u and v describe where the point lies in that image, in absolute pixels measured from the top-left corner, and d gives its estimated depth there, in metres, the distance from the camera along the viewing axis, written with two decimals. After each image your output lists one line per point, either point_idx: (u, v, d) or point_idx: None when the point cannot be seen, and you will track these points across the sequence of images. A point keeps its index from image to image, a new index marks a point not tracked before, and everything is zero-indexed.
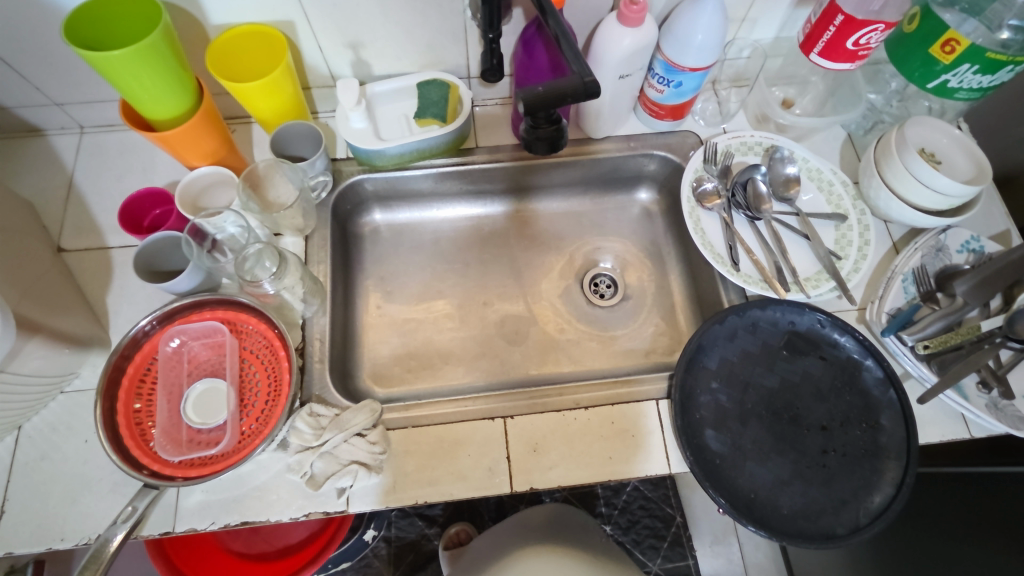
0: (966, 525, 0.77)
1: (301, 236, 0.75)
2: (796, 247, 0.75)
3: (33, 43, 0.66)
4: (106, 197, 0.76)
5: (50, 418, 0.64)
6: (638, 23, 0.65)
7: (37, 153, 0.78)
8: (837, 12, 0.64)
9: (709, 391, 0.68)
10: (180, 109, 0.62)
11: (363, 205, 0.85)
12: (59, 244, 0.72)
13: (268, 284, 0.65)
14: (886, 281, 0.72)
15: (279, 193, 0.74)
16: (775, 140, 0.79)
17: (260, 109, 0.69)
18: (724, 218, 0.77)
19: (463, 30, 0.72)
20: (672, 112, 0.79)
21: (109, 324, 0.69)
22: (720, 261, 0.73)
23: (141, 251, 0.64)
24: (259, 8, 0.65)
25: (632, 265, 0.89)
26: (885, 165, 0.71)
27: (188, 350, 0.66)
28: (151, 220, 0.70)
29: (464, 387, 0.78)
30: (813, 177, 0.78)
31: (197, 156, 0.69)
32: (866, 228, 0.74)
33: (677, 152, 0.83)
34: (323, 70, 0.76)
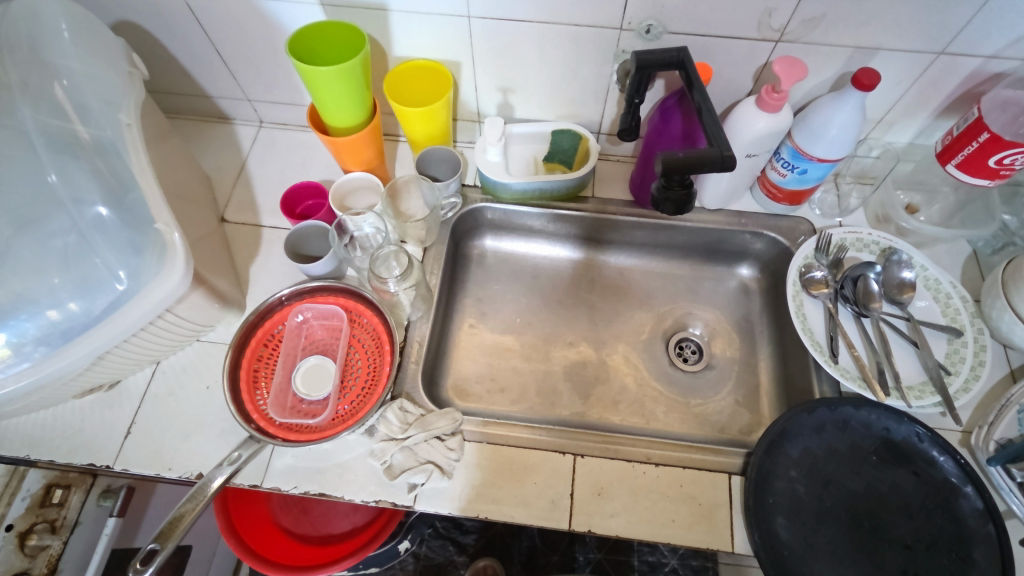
0: None
1: (421, 247, 0.82)
2: (901, 352, 0.73)
3: (250, 50, 0.79)
4: (267, 183, 0.87)
5: (183, 361, 0.73)
6: (776, 110, 0.68)
7: (221, 137, 0.92)
8: (982, 129, 0.64)
9: (787, 479, 0.66)
10: (354, 121, 0.72)
11: (477, 230, 0.92)
12: (222, 215, 0.84)
13: (394, 283, 0.72)
14: (998, 409, 0.68)
15: (411, 207, 0.83)
16: (893, 242, 0.79)
17: (414, 132, 0.78)
18: (828, 308, 0.76)
19: (605, 91, 0.79)
20: (790, 197, 0.81)
21: (247, 291, 0.78)
22: (817, 349, 0.73)
23: (293, 234, 0.73)
24: (435, 47, 0.75)
25: (721, 337, 0.89)
26: (1013, 289, 0.69)
27: (307, 327, 0.74)
28: (303, 209, 0.79)
29: (536, 418, 0.81)
30: (929, 286, 0.76)
31: (354, 162, 0.78)
32: (982, 348, 0.71)
33: (788, 236, 0.84)
34: (472, 107, 0.85)
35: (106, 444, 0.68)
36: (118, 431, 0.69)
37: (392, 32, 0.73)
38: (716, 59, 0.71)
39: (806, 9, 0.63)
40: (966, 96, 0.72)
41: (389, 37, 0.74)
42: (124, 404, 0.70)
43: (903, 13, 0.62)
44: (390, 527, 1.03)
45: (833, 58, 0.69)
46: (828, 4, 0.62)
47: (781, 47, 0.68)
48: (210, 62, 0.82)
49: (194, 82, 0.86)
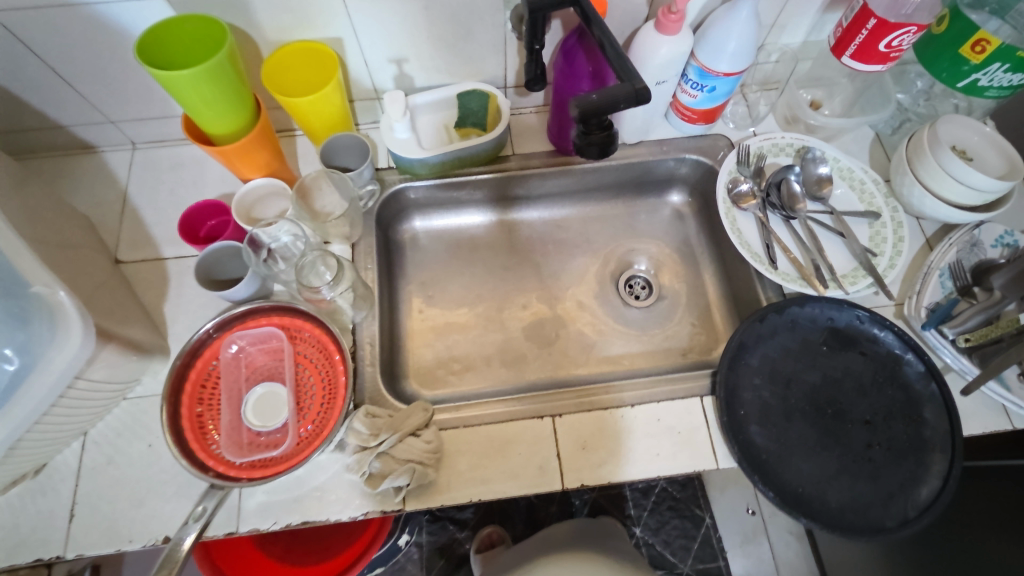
0: (994, 511, 0.80)
1: (348, 244, 0.77)
2: (832, 245, 0.76)
3: (94, 64, 0.69)
4: (160, 210, 0.79)
5: (114, 424, 0.66)
6: (676, 31, 0.67)
7: (91, 169, 0.81)
8: (869, 16, 0.65)
9: (753, 387, 0.69)
10: (238, 124, 0.64)
11: (403, 213, 0.87)
12: (116, 256, 0.75)
13: (328, 290, 0.68)
14: (923, 276, 0.73)
15: (324, 203, 0.77)
16: (806, 141, 0.81)
17: (310, 124, 0.72)
18: (759, 218, 0.77)
19: (502, 42, 0.75)
20: (704, 116, 0.81)
21: (167, 333, 0.71)
22: (758, 260, 0.74)
23: (201, 260, 0.66)
24: (309, 24, 0.68)
25: (667, 266, 0.90)
26: (918, 162, 0.73)
27: (245, 355, 0.68)
28: (207, 231, 0.72)
29: (506, 388, 0.80)
30: (844, 176, 0.79)
31: (252, 169, 0.71)
32: (899, 224, 0.76)
33: (709, 155, 0.85)
34: (366, 84, 0.79)
35: (49, 534, 0.61)
36: (60, 516, 0.62)
37: (255, 15, 0.65)
38: None
39: None
40: None
41: (253, 22, 0.66)
42: (58, 486, 0.63)
43: None
44: (384, 533, 1.01)
45: None
46: None
47: None
48: (50, 86, 0.71)
49: (38, 113, 0.75)
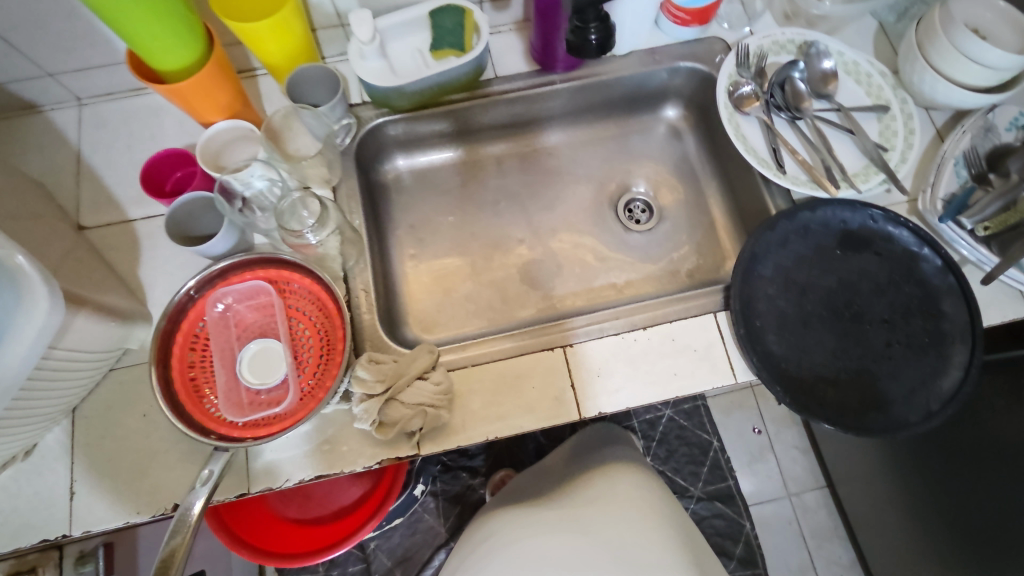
0: None
1: (329, 188, 0.72)
2: (842, 143, 0.72)
3: (17, 4, 0.61)
4: (118, 169, 0.72)
5: (104, 397, 0.63)
6: None
7: (35, 131, 0.74)
8: None
9: (767, 298, 0.67)
10: (190, 58, 0.58)
11: (384, 153, 0.81)
12: (78, 222, 0.70)
13: (312, 235, 0.64)
14: (936, 167, 0.69)
15: (298, 145, 0.70)
16: (808, 35, 0.75)
17: (268, 54, 0.65)
18: (764, 121, 0.73)
19: None
20: (698, 18, 0.75)
21: (147, 298, 0.67)
22: (765, 166, 0.70)
23: (170, 215, 0.61)
24: None
25: (666, 185, 0.86)
26: (930, 45, 0.69)
27: (233, 313, 0.64)
28: (173, 184, 0.66)
29: (511, 326, 0.77)
30: (850, 70, 0.75)
31: (211, 111, 0.65)
32: (909, 117, 0.71)
33: (705, 61, 0.79)
34: (328, 9, 0.71)
35: (52, 514, 0.59)
36: (61, 495, 0.59)
37: None
38: None
39: None
40: None
41: None
42: (53, 465, 0.60)
43: None
44: (397, 488, 0.99)
45: None
46: None
47: None
48: None
49: None
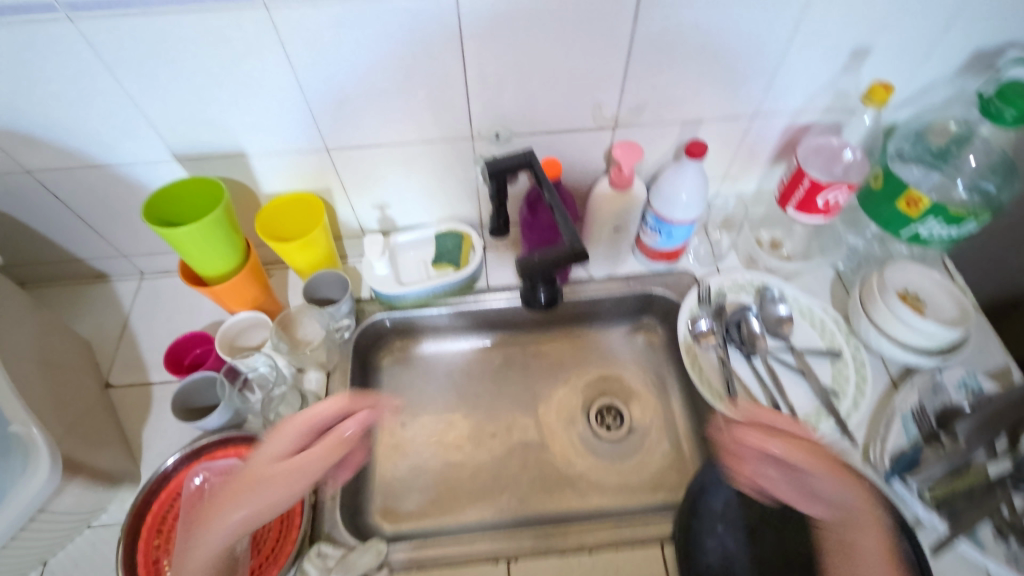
0: None
1: (323, 371, 0.80)
2: (795, 385, 0.77)
3: (110, 211, 0.78)
4: (155, 337, 0.85)
5: (73, 553, 0.67)
6: (627, 187, 0.74)
7: (100, 297, 0.89)
8: (804, 175, 0.72)
9: (714, 535, 0.68)
10: (227, 267, 0.71)
11: (383, 339, 0.91)
12: (108, 380, 0.80)
13: (290, 427, 0.73)
14: (886, 422, 0.72)
15: (306, 332, 0.82)
16: (766, 279, 0.85)
17: (296, 261, 0.79)
18: (720, 355, 0.78)
19: (475, 191, 0.83)
20: (666, 254, 0.86)
21: (141, 459, 0.74)
22: (719, 400, 0.75)
23: (179, 390, 0.71)
24: (302, 179, 0.76)
25: (639, 399, 0.89)
26: (871, 306, 0.77)
27: (207, 485, 0.69)
28: (191, 358, 0.77)
29: (471, 523, 0.79)
30: (804, 314, 0.82)
31: (238, 302, 0.77)
32: (862, 364, 0.78)
33: (675, 290, 0.88)
34: (353, 224, 0.86)
35: None
36: None
37: (257, 173, 0.74)
38: (565, 151, 0.77)
39: (628, 99, 0.69)
40: (790, 146, 0.80)
41: (255, 178, 0.75)
42: None
43: (711, 86, 0.69)
44: None
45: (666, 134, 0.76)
46: (648, 91, 0.69)
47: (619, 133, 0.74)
48: (72, 228, 0.80)
49: (60, 249, 0.84)
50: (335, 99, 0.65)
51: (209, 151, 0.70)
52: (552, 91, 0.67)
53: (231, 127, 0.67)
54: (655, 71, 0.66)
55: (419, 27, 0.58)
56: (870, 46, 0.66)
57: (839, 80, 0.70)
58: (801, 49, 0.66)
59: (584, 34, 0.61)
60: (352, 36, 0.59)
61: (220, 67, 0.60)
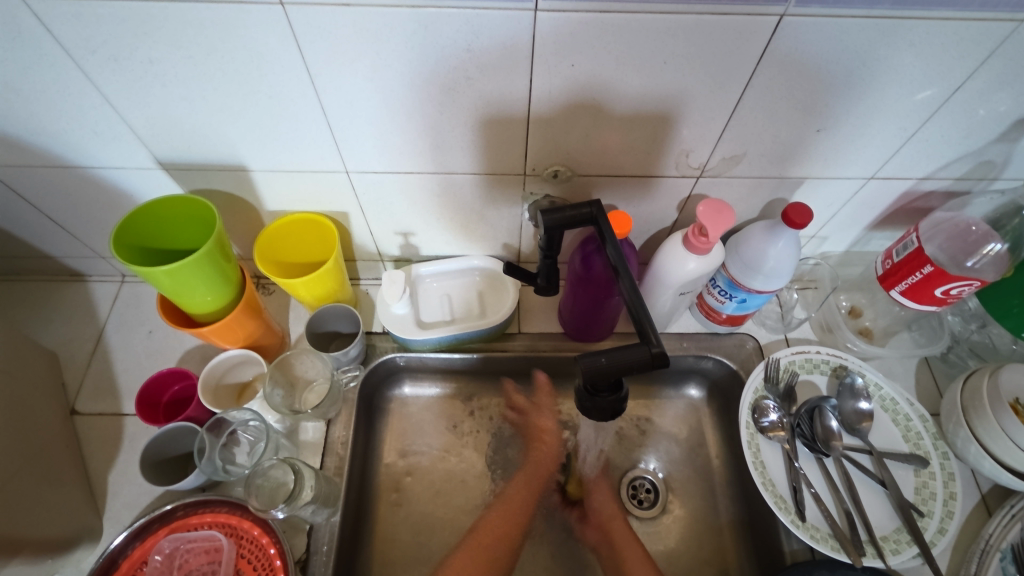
0: None
1: (324, 421, 0.69)
2: (869, 495, 0.66)
3: (88, 213, 0.66)
4: (131, 357, 0.73)
5: None
6: (705, 251, 0.60)
7: (72, 300, 0.77)
8: (925, 261, 0.59)
9: None
10: (219, 304, 0.59)
11: (393, 377, 0.77)
12: (74, 406, 0.70)
13: (281, 511, 0.56)
14: (978, 555, 0.62)
15: (307, 371, 0.70)
16: (844, 359, 0.73)
17: (301, 294, 0.67)
18: (786, 450, 0.68)
19: (517, 227, 0.70)
20: (731, 320, 0.74)
21: (105, 509, 0.64)
22: (783, 508, 0.64)
23: (152, 442, 0.60)
24: (316, 199, 0.63)
25: (679, 489, 0.75)
26: (974, 414, 0.64)
27: (178, 558, 0.59)
28: (169, 397, 0.66)
29: None
30: (886, 407, 0.70)
31: (229, 340, 0.65)
32: (951, 477, 0.65)
33: (735, 357, 0.76)
34: (371, 248, 0.74)
35: None
36: None
37: (262, 188, 0.62)
38: (633, 195, 0.64)
39: (725, 147, 0.57)
40: (900, 211, 0.68)
41: (257, 193, 0.62)
42: None
43: (827, 141, 0.56)
44: None
45: (759, 188, 0.63)
46: (749, 141, 0.56)
47: (703, 182, 0.62)
48: (43, 227, 0.68)
49: (31, 245, 0.72)
50: (364, 120, 0.52)
51: (206, 163, 0.58)
52: (631, 132, 0.55)
53: (235, 141, 0.55)
54: (764, 119, 0.54)
55: (479, 46, 0.45)
56: None
57: (988, 148, 0.57)
58: (956, 111, 0.53)
59: (691, 72, 0.48)
60: (394, 54, 0.45)
61: (223, 73, 0.47)
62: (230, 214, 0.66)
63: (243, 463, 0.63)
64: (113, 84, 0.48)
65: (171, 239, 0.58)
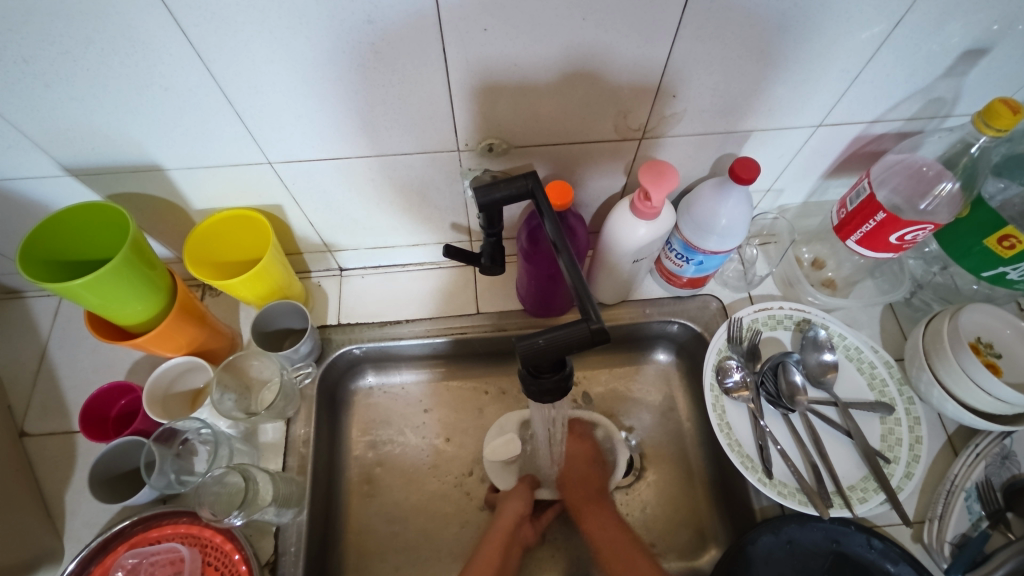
0: None
1: (282, 420, 0.67)
2: (836, 447, 0.66)
3: (6, 228, 0.62)
4: (78, 372, 0.71)
5: None
6: (654, 216, 0.58)
7: (11, 318, 0.74)
8: (878, 208, 0.57)
9: None
10: (151, 313, 0.57)
11: (353, 369, 0.75)
12: (22, 427, 0.67)
13: (237, 518, 0.55)
14: (945, 496, 0.62)
15: (260, 372, 0.68)
16: (807, 312, 0.72)
17: (242, 295, 0.64)
18: (752, 409, 0.68)
19: (463, 206, 0.67)
20: (692, 282, 0.72)
21: (64, 529, 0.62)
22: (750, 467, 0.64)
23: (98, 460, 0.58)
24: (245, 193, 0.60)
25: (653, 455, 0.75)
26: (937, 358, 0.63)
27: (143, 571, 0.57)
28: (118, 411, 0.64)
29: None
30: (851, 357, 0.70)
31: (172, 349, 0.63)
32: (916, 422, 0.65)
33: (699, 320, 0.75)
34: (314, 239, 0.71)
35: None
36: None
37: (184, 188, 0.58)
38: (576, 162, 0.61)
39: (665, 105, 0.54)
40: (854, 157, 0.65)
41: (181, 193, 0.59)
42: None
43: (769, 90, 0.54)
44: None
45: (706, 145, 0.61)
46: (689, 97, 0.53)
47: (647, 143, 0.59)
48: None
49: None
50: (273, 107, 0.49)
51: (117, 165, 0.54)
52: (562, 97, 0.52)
53: (143, 140, 0.51)
54: (701, 73, 0.51)
55: (382, 18, 0.42)
56: (989, 47, 0.51)
57: (936, 86, 0.55)
58: (899, 48, 0.50)
59: (615, 28, 0.45)
60: (288, 32, 0.42)
61: (109, 68, 0.43)
62: (157, 217, 0.63)
63: (197, 480, 0.60)
64: None
65: (88, 250, 0.55)
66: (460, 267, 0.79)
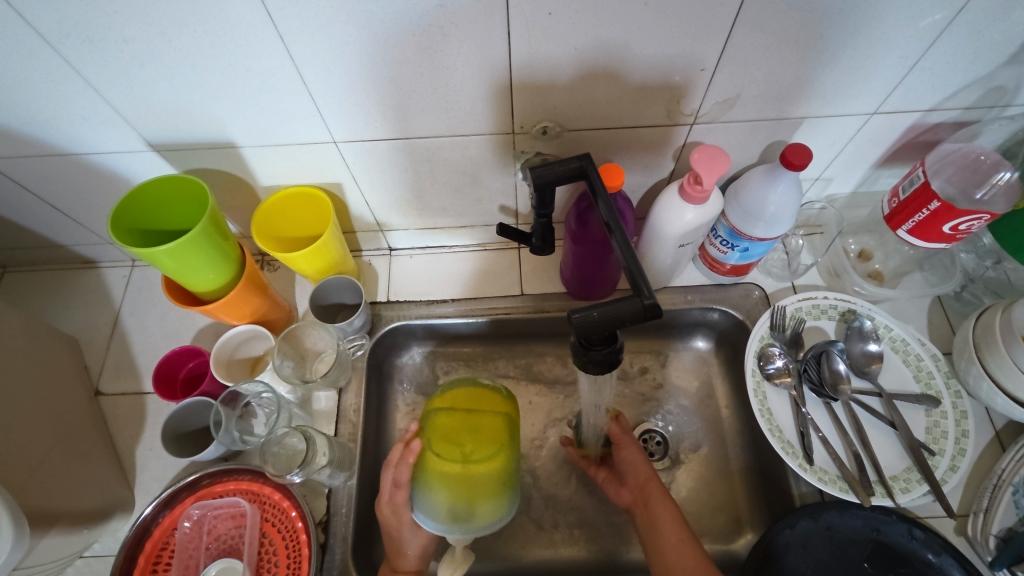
0: None
1: (335, 389, 0.71)
2: (879, 437, 0.66)
3: (90, 200, 0.67)
4: (147, 337, 0.76)
5: None
6: (703, 201, 0.59)
7: (86, 286, 0.80)
8: (932, 197, 0.57)
9: None
10: (221, 282, 0.61)
11: (401, 345, 0.78)
12: (98, 386, 0.73)
13: (297, 475, 0.59)
14: (991, 491, 0.61)
15: (315, 343, 0.71)
16: (853, 302, 0.71)
17: (302, 268, 0.68)
18: (793, 396, 0.68)
19: (512, 189, 0.69)
20: (735, 270, 0.73)
21: (135, 481, 0.67)
22: (790, 453, 0.64)
23: (171, 417, 0.62)
24: (309, 172, 0.64)
25: (691, 440, 0.76)
26: (988, 352, 0.63)
27: (207, 522, 0.62)
28: (185, 373, 0.69)
29: (485, 565, 0.69)
30: (897, 348, 0.69)
31: (236, 317, 0.67)
32: (963, 416, 0.64)
33: (742, 308, 0.75)
34: (368, 219, 0.74)
35: None
36: None
37: (253, 165, 0.62)
38: (627, 147, 0.62)
39: (718, 91, 0.55)
40: (907, 147, 0.65)
41: (250, 169, 0.63)
42: None
43: (824, 77, 0.54)
44: None
45: (757, 132, 0.61)
46: (742, 83, 0.54)
47: (698, 129, 0.60)
48: (49, 217, 0.70)
49: (42, 236, 0.74)
50: (342, 87, 0.52)
51: (194, 141, 0.58)
52: (618, 81, 0.53)
53: (221, 118, 0.55)
54: (757, 59, 0.52)
55: (451, 1, 0.44)
56: None
57: (997, 74, 0.54)
58: (961, 34, 0.50)
59: (674, 13, 0.46)
60: (363, 15, 0.44)
61: (197, 47, 0.47)
62: (227, 193, 0.67)
63: (258, 441, 0.65)
64: (93, 67, 0.48)
65: (167, 219, 0.59)
66: (505, 250, 0.81)
